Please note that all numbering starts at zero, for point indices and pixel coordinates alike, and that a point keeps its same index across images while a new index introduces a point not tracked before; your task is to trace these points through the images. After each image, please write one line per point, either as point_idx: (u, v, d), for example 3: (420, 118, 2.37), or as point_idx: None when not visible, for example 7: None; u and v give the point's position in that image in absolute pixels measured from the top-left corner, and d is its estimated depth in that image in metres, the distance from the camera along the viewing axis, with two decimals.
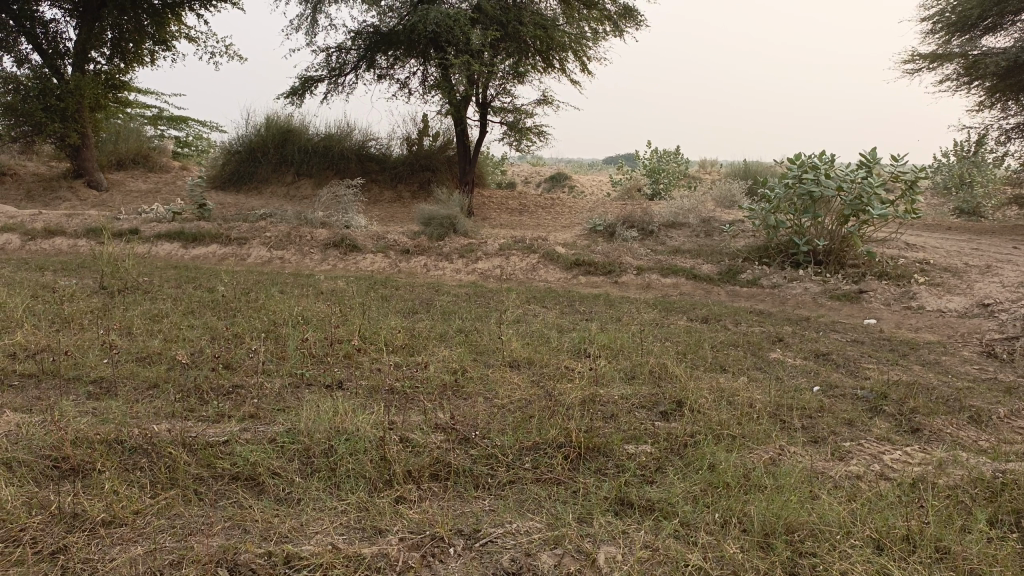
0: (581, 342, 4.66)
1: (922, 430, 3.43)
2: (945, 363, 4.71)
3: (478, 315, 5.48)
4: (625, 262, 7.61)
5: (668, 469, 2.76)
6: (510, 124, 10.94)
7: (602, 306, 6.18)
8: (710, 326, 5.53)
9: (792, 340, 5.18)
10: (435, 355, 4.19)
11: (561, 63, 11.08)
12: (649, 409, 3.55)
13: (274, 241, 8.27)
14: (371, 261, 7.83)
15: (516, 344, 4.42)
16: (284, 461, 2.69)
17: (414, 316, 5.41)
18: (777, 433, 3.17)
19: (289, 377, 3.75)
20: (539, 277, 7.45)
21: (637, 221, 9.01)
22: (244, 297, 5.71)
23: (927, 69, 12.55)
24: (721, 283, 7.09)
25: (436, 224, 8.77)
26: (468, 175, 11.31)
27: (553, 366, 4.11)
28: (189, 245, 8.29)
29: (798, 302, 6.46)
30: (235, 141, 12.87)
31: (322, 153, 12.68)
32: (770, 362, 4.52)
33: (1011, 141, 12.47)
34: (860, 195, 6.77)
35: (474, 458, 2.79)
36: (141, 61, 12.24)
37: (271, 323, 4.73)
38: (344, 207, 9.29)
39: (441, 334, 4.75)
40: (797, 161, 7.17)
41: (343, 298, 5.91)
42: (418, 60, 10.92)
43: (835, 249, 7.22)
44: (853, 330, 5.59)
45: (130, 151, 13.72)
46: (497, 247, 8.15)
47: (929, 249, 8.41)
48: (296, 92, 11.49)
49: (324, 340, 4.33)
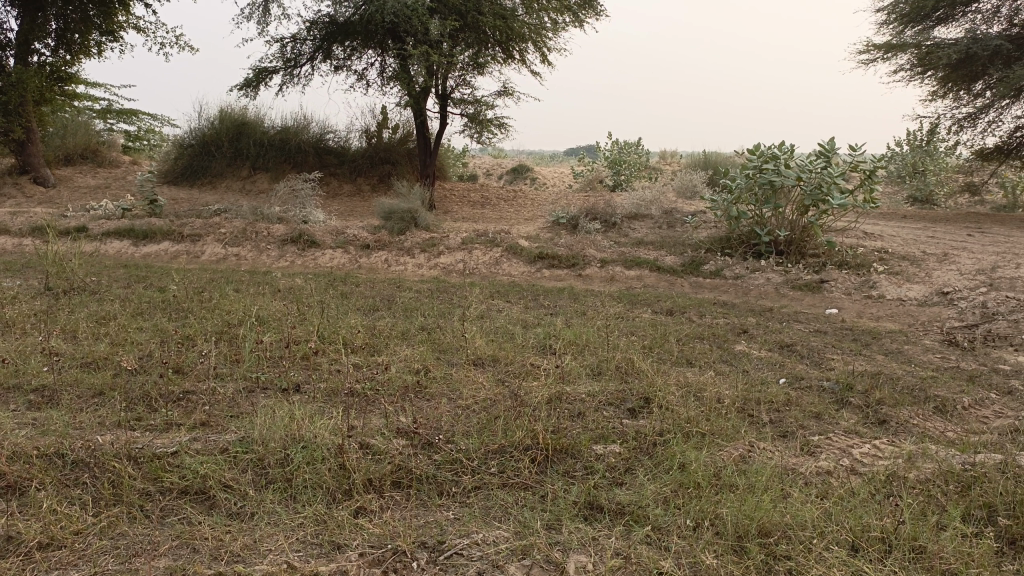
0: (546, 338, 4.57)
1: (889, 422, 3.42)
2: (908, 352, 4.73)
3: (440, 311, 5.36)
4: (589, 254, 7.55)
5: (637, 470, 2.68)
6: (470, 115, 10.80)
7: (566, 299, 6.11)
8: (675, 318, 5.48)
9: (757, 332, 5.16)
10: (396, 355, 4.07)
11: (522, 54, 10.97)
12: (617, 406, 3.48)
13: (229, 238, 8.03)
14: (330, 257, 7.65)
15: (479, 341, 4.32)
16: (236, 473, 2.56)
17: (374, 313, 5.26)
18: (745, 429, 3.12)
19: (243, 381, 3.61)
20: (502, 271, 7.35)
21: (600, 213, 8.96)
22: (198, 296, 5.51)
23: (881, 59, 12.70)
24: (685, 274, 7.07)
25: (397, 218, 8.61)
26: (429, 168, 11.15)
27: (518, 363, 4.02)
28: (140, 243, 8.02)
29: (761, 293, 6.46)
30: (187, 135, 12.51)
31: (279, 147, 12.40)
32: (735, 354, 4.48)
33: (963, 131, 12.69)
34: (820, 185, 6.80)
35: (438, 464, 2.69)
36: (87, 52, 11.81)
37: (225, 324, 4.56)
38: (301, 202, 9.08)
39: (402, 332, 4.63)
40: (758, 151, 7.16)
41: (300, 296, 5.74)
42: (376, 51, 10.71)
43: (796, 239, 7.24)
44: (817, 320, 5.60)
45: (78, 146, 13.27)
46: (459, 241, 8.02)
47: (887, 237, 8.49)
48: (250, 84, 11.20)
49: (280, 341, 4.18)
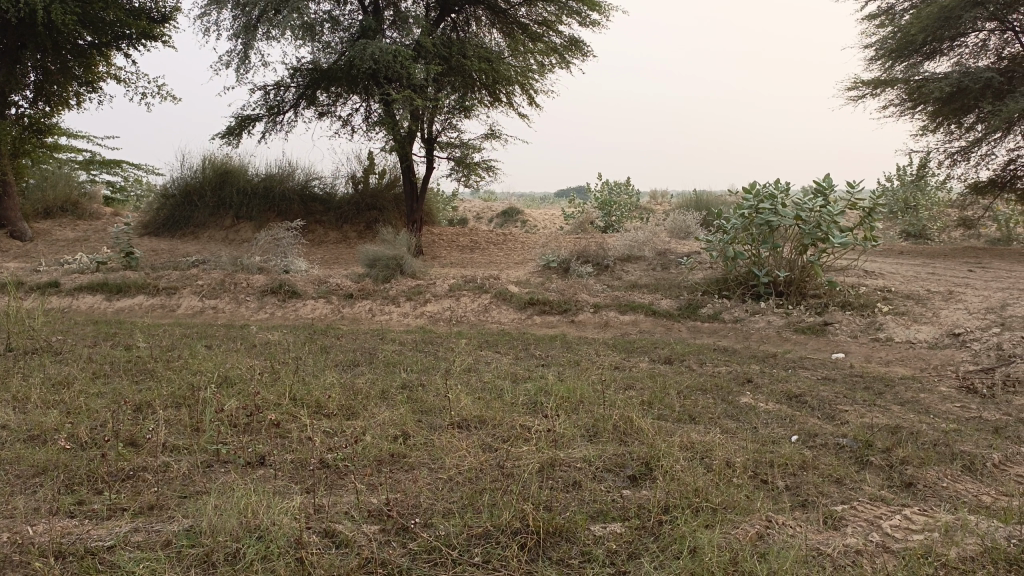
0: (537, 394, 4.25)
1: (916, 484, 3.11)
2: (925, 400, 4.42)
3: (425, 366, 5.04)
4: (581, 299, 7.26)
5: (642, 556, 2.34)
6: (457, 159, 10.60)
7: (558, 349, 5.80)
8: (673, 367, 5.17)
9: (761, 381, 4.85)
10: (373, 418, 3.75)
11: (509, 97, 10.84)
12: (615, 473, 3.15)
13: (206, 290, 7.73)
14: (312, 308, 7.34)
15: (465, 399, 3.99)
16: (178, 572, 2.22)
17: (354, 369, 4.94)
18: (759, 499, 2.80)
19: (203, 454, 3.28)
20: (492, 318, 7.05)
21: (592, 255, 8.69)
22: (167, 356, 5.19)
23: (871, 95, 12.66)
24: (681, 318, 6.78)
25: (382, 266, 8.32)
26: (416, 213, 10.91)
27: (507, 425, 3.69)
28: (114, 297, 7.71)
29: (763, 337, 6.17)
30: (170, 185, 12.29)
31: (263, 195, 12.18)
32: (741, 408, 4.16)
33: (956, 165, 12.56)
34: (819, 223, 6.57)
35: (414, 554, 2.35)
36: (68, 104, 11.63)
37: (190, 387, 4.24)
38: (283, 251, 8.79)
39: (383, 391, 4.30)
40: (754, 191, 6.94)
41: (275, 352, 5.41)
42: (361, 96, 10.54)
43: (796, 279, 6.97)
44: (823, 366, 5.30)
45: (58, 198, 13.03)
46: (447, 288, 7.72)
47: (887, 275, 8.25)
48: (232, 132, 11.00)
49: (247, 406, 3.85)
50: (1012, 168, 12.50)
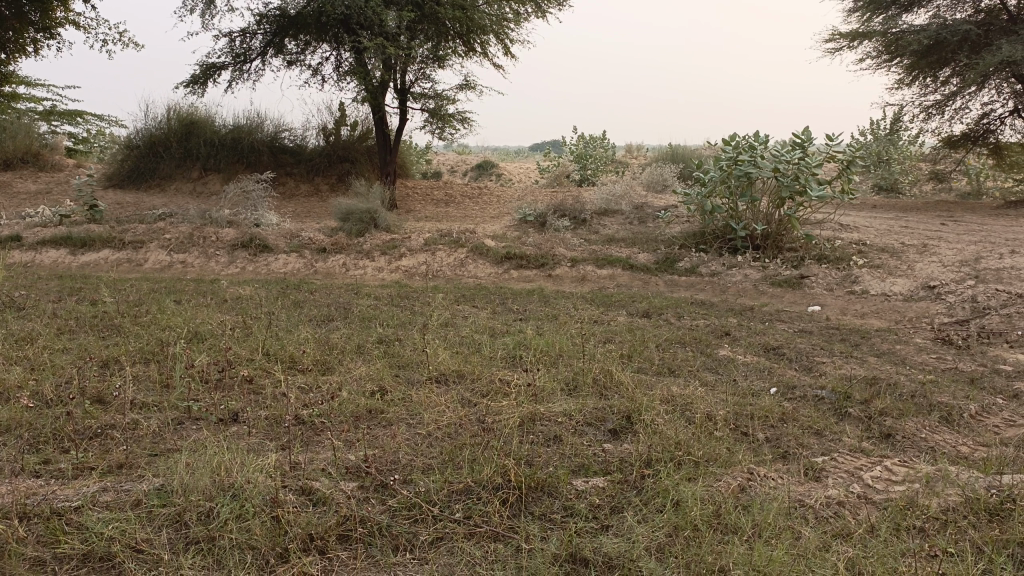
0: (516, 348, 4.20)
1: (895, 435, 3.12)
2: (901, 353, 4.44)
3: (400, 321, 4.95)
4: (558, 253, 7.19)
5: (625, 510, 2.31)
6: (431, 110, 10.37)
7: (536, 303, 5.74)
8: (652, 321, 5.14)
9: (739, 334, 4.84)
10: (349, 373, 3.68)
11: (483, 46, 10.58)
12: (596, 427, 3.12)
13: (174, 244, 7.54)
14: (284, 262, 7.20)
15: (442, 353, 3.93)
16: (149, 532, 2.15)
17: (329, 324, 4.85)
18: (741, 451, 2.78)
19: (174, 412, 3.19)
20: (468, 273, 6.96)
21: (568, 209, 8.60)
22: (134, 311, 5.04)
23: (848, 47, 12.57)
24: (659, 272, 6.75)
25: (355, 219, 8.17)
26: (389, 166, 10.70)
27: (485, 379, 3.63)
28: (78, 251, 7.48)
29: (740, 291, 6.16)
30: (134, 136, 11.91)
31: (231, 146, 11.86)
32: (720, 361, 4.15)
33: (930, 119, 12.57)
34: (798, 176, 6.51)
35: (393, 511, 2.30)
36: (23, 50, 11.14)
37: (159, 343, 4.12)
38: (254, 204, 8.58)
39: (358, 346, 4.22)
40: (733, 142, 6.86)
41: (247, 307, 5.29)
42: (330, 44, 10.22)
43: (773, 232, 6.92)
44: (801, 319, 5.31)
45: (17, 149, 12.59)
46: (422, 242, 7.60)
47: (862, 228, 8.27)
48: (197, 80, 10.64)
49: (219, 362, 3.76)
50: (985, 123, 12.55)
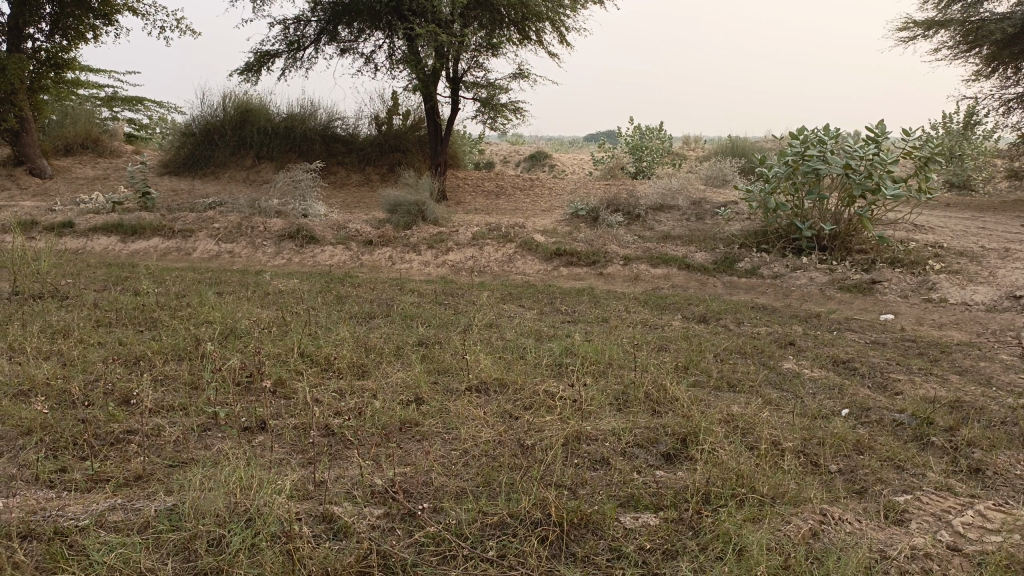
0: (562, 355, 3.95)
1: (985, 470, 2.77)
2: (986, 371, 4.04)
3: (444, 320, 4.74)
4: (611, 250, 6.89)
5: (679, 558, 2.05)
6: (484, 100, 10.13)
7: (585, 304, 5.47)
8: (709, 327, 4.83)
9: (805, 344, 4.49)
10: (386, 378, 3.49)
11: (538, 34, 10.29)
12: (648, 450, 2.85)
13: (222, 233, 7.48)
14: (330, 254, 7.08)
15: (484, 359, 3.70)
16: (155, 560, 1.98)
17: (370, 323, 4.67)
18: (811, 487, 2.49)
19: (199, 418, 3.04)
20: (516, 269, 6.73)
21: (622, 204, 8.28)
22: (174, 304, 4.95)
23: (923, 36, 11.89)
24: (717, 273, 6.40)
25: (403, 211, 8.00)
26: (440, 156, 10.51)
27: (529, 390, 3.40)
28: (128, 239, 7.49)
29: (804, 295, 5.78)
30: (190, 124, 11.98)
31: (284, 134, 11.84)
32: (785, 376, 3.83)
33: (1011, 113, 11.82)
34: (871, 172, 6.09)
35: (420, 546, 2.08)
36: (85, 38, 11.27)
37: (193, 340, 4.00)
38: (302, 194, 8.47)
39: (398, 348, 4.02)
40: (800, 136, 6.45)
41: (288, 302, 5.16)
42: (383, 32, 10.08)
43: (841, 233, 6.51)
44: (872, 328, 4.92)
45: (78, 135, 12.77)
46: (470, 236, 7.38)
47: (937, 229, 7.76)
48: (251, 68, 10.62)
49: (251, 364, 3.60)
50: None
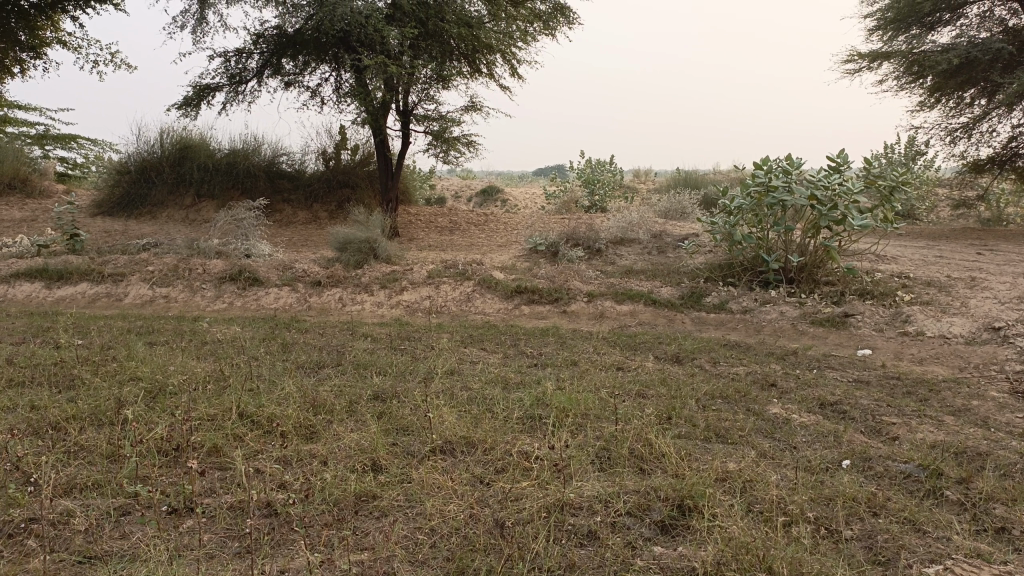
0: (534, 406, 3.60)
1: (1010, 530, 2.50)
2: (980, 410, 3.83)
3: (401, 369, 4.35)
4: (573, 287, 6.59)
5: None
6: (435, 133, 9.85)
7: (552, 345, 5.15)
8: (684, 368, 4.55)
9: (787, 385, 4.22)
10: (339, 442, 3.09)
11: (489, 67, 10.08)
12: (640, 519, 2.52)
13: (157, 277, 6.98)
14: (275, 297, 6.64)
15: (448, 415, 3.33)
16: None
17: (319, 374, 4.26)
18: (832, 562, 2.18)
19: (119, 500, 2.59)
20: (475, 309, 6.39)
21: (582, 238, 8.02)
22: (98, 359, 4.46)
23: (868, 68, 12.08)
24: (684, 308, 6.15)
25: (353, 249, 7.60)
26: (391, 191, 10.16)
27: (500, 451, 3.03)
28: (54, 285, 6.93)
29: (777, 330, 5.56)
30: (125, 161, 11.41)
31: (226, 171, 11.36)
32: (775, 424, 3.55)
33: (955, 142, 12.02)
34: (837, 203, 5.93)
35: None
36: (12, 72, 10.66)
37: (118, 402, 3.54)
38: (245, 233, 8.01)
39: (350, 404, 3.62)
40: (764, 167, 6.28)
41: (228, 352, 4.71)
42: (330, 64, 9.76)
43: (808, 265, 6.33)
44: (852, 365, 4.70)
45: (5, 174, 12.02)
46: (424, 274, 7.02)
47: (899, 259, 7.68)
48: (190, 102, 10.16)
49: (182, 429, 3.17)
50: (1013, 146, 12.01)
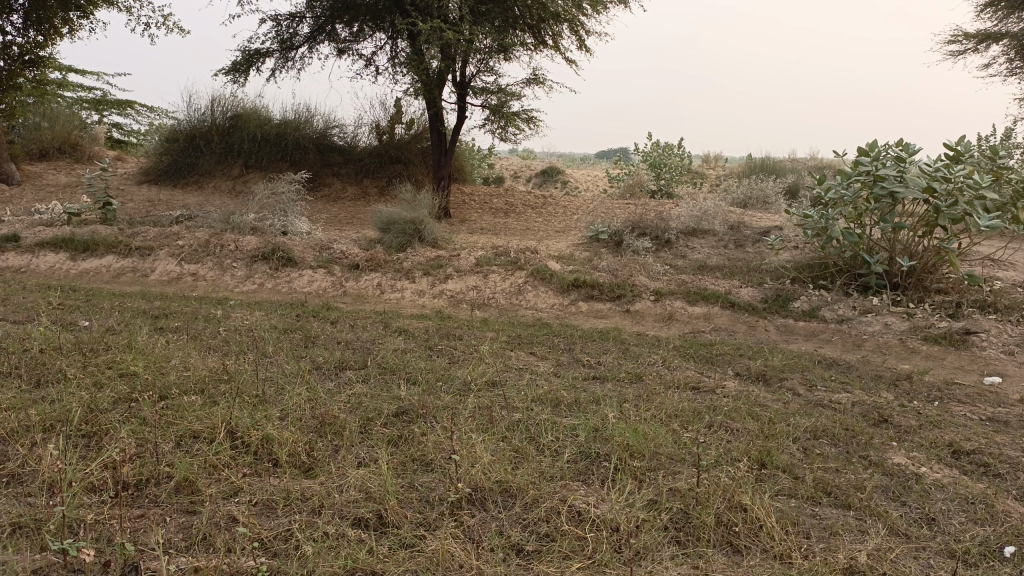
0: (591, 440, 2.87)
1: None
2: None
3: (433, 378, 3.67)
4: (640, 283, 5.81)
5: None
6: (494, 107, 9.11)
7: (613, 352, 4.41)
8: (774, 392, 3.77)
9: (906, 423, 3.40)
10: (341, 481, 2.43)
11: (555, 38, 9.27)
12: None
13: (186, 252, 6.46)
14: (308, 280, 6.05)
15: (483, 449, 2.64)
16: None
17: (339, 379, 3.63)
18: None
19: (42, 556, 1.97)
20: (525, 303, 5.68)
21: (649, 227, 7.22)
22: (95, 347, 3.91)
23: (972, 50, 10.87)
24: (768, 314, 5.33)
25: (397, 230, 6.96)
26: (444, 168, 9.48)
27: (545, 507, 2.32)
28: (79, 256, 6.47)
29: (881, 347, 4.70)
30: (174, 128, 11.02)
31: (275, 142, 10.88)
32: (901, 482, 2.75)
33: None
34: (958, 198, 4.98)
35: None
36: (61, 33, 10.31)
37: (92, 407, 2.95)
38: (284, 208, 7.44)
39: (367, 425, 2.97)
40: (871, 153, 5.37)
41: (244, 346, 4.10)
42: (386, 32, 9.11)
43: (918, 270, 5.41)
44: (983, 399, 3.82)
45: (56, 139, 11.77)
46: (473, 261, 6.33)
47: (1018, 264, 6.65)
48: (238, 68, 9.65)
49: (151, 453, 2.55)
50: None
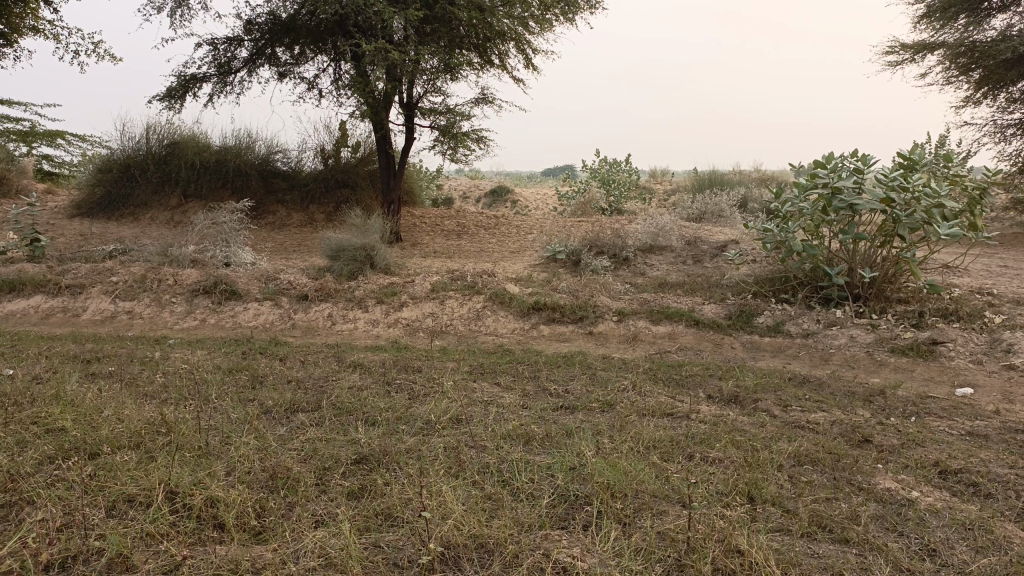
0: (568, 481, 2.67)
1: None
2: None
3: (394, 417, 3.42)
4: (601, 303, 5.66)
5: None
6: (442, 127, 8.92)
7: (580, 379, 4.22)
8: (750, 415, 3.63)
9: (888, 442, 3.29)
10: (297, 546, 2.18)
11: (502, 57, 9.14)
12: None
13: (121, 288, 6.08)
14: (255, 313, 5.74)
15: (454, 500, 2.42)
16: None
17: (292, 423, 3.36)
18: None
19: None
20: (485, 329, 5.47)
21: (607, 245, 7.09)
22: (18, 399, 3.57)
23: (910, 61, 11.09)
24: (732, 330, 5.22)
25: (347, 257, 6.68)
26: (393, 191, 9.24)
27: (526, 563, 2.11)
28: (4, 298, 6.04)
29: (849, 360, 4.62)
30: (107, 157, 10.55)
31: (215, 169, 10.50)
32: (894, 510, 2.61)
33: (1004, 142, 10.99)
34: (916, 207, 4.96)
35: None
36: None
37: (11, 473, 2.64)
38: (226, 238, 7.10)
39: (324, 476, 2.71)
40: (828, 165, 5.33)
41: (186, 390, 3.80)
42: (328, 54, 8.86)
43: (879, 280, 5.37)
44: (960, 413, 3.73)
45: None
46: (428, 287, 6.10)
47: (970, 271, 6.69)
48: (174, 94, 9.27)
49: (79, 524, 2.26)
50: None
